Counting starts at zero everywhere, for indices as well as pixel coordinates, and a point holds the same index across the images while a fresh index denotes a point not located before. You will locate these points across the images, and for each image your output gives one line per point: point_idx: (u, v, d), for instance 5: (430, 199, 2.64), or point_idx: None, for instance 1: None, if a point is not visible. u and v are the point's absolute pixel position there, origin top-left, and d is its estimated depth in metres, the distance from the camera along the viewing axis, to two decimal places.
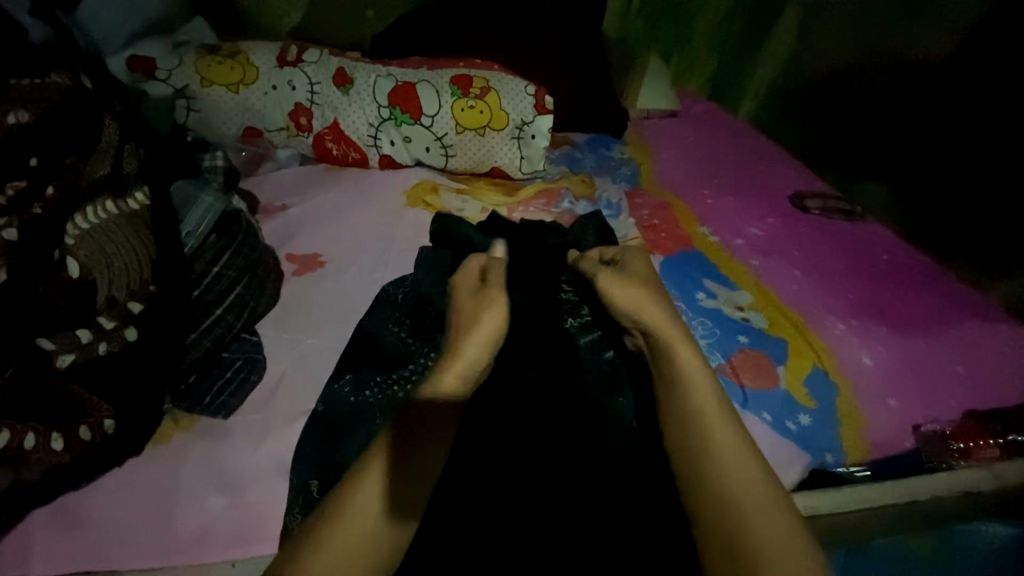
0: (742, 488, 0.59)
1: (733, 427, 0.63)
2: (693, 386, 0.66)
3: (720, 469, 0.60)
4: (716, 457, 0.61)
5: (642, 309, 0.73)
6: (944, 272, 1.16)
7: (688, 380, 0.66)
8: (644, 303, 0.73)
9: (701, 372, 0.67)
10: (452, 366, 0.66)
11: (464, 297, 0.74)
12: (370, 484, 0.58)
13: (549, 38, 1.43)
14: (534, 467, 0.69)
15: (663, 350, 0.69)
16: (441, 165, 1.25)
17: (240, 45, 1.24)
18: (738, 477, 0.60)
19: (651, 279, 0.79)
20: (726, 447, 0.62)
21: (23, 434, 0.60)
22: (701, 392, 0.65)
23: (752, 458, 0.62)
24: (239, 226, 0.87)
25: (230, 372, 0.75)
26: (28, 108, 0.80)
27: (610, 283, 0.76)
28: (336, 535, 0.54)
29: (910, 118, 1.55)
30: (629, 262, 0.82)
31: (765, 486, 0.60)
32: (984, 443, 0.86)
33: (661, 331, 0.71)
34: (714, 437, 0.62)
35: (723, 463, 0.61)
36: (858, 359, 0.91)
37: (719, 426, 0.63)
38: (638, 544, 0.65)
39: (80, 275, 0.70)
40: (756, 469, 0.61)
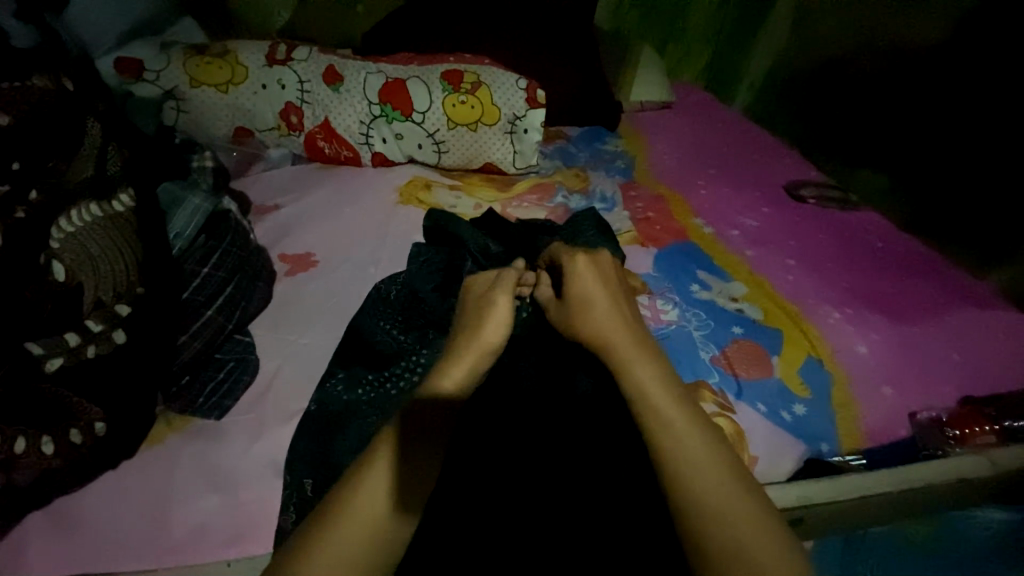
0: (721, 505, 0.54)
1: (698, 430, 0.58)
2: (655, 397, 0.60)
3: (692, 479, 0.55)
4: (689, 476, 0.55)
5: (598, 329, 0.67)
6: (939, 260, 1.16)
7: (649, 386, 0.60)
8: (591, 324, 0.67)
9: (660, 381, 0.61)
10: (453, 371, 0.64)
11: (472, 298, 0.72)
12: (377, 473, 0.57)
13: (542, 32, 1.42)
14: (528, 459, 0.70)
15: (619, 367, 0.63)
16: (434, 162, 1.24)
17: (228, 43, 1.23)
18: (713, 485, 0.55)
19: (606, 294, 0.70)
20: (695, 454, 0.57)
21: (13, 438, 0.60)
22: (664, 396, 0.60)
23: (726, 469, 0.57)
24: (228, 225, 0.86)
25: (222, 372, 0.75)
26: (7, 112, 0.80)
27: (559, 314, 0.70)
28: (337, 527, 0.54)
29: (909, 104, 1.49)
30: (575, 277, 0.72)
31: (745, 495, 0.55)
32: (979, 430, 0.85)
33: (613, 346, 0.65)
34: (686, 451, 0.57)
35: (697, 479, 0.55)
36: (853, 348, 0.91)
37: (688, 440, 0.58)
38: (636, 549, 0.64)
39: (66, 279, 0.71)
40: (728, 481, 0.56)
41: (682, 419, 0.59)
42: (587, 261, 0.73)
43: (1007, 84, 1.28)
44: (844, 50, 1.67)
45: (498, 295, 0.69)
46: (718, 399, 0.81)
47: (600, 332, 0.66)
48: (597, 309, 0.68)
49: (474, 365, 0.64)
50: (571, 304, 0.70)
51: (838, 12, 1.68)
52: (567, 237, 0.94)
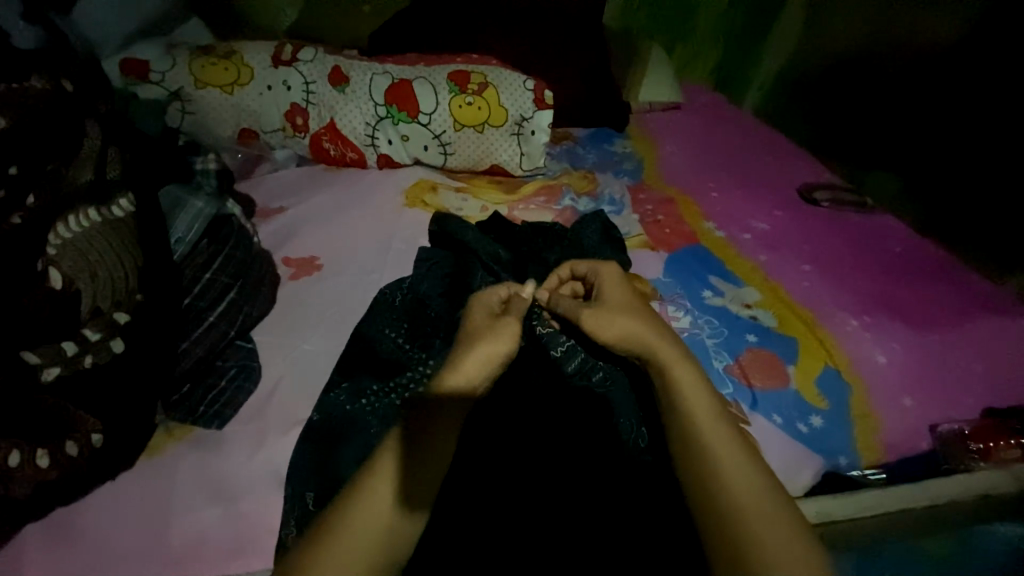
0: (746, 497, 0.57)
1: (727, 433, 0.62)
2: (691, 394, 0.65)
3: (722, 477, 0.59)
4: (718, 466, 0.59)
5: (634, 331, 0.69)
6: (958, 265, 1.13)
7: (685, 390, 0.65)
8: (632, 331, 0.69)
9: (697, 381, 0.66)
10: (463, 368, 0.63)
11: (481, 316, 0.69)
12: (376, 490, 0.56)
13: (550, 31, 1.40)
14: (535, 470, 0.69)
15: (659, 365, 0.67)
16: (440, 164, 1.23)
17: (234, 44, 1.22)
18: (741, 484, 0.58)
19: (635, 303, 0.74)
20: (725, 454, 0.60)
21: (8, 451, 0.59)
22: (697, 401, 0.64)
23: (753, 466, 0.60)
24: (229, 229, 0.85)
25: (224, 380, 0.74)
26: (4, 114, 0.77)
27: (602, 325, 0.70)
28: (334, 546, 0.52)
29: (921, 109, 1.51)
30: (605, 290, 0.75)
31: (769, 491, 0.58)
32: (1006, 444, 0.81)
33: (651, 345, 0.68)
34: (716, 445, 0.61)
35: (725, 470, 0.59)
36: (871, 357, 0.88)
37: (718, 440, 0.61)
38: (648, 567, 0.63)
39: (63, 285, 0.69)
40: (755, 475, 0.59)
41: (714, 416, 0.63)
42: (614, 275, 0.77)
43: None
44: (859, 49, 1.63)
45: (510, 317, 0.68)
46: (733, 410, 0.79)
47: (641, 335, 0.68)
48: (634, 313, 0.71)
49: (473, 374, 0.63)
50: (607, 311, 0.71)
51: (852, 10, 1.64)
52: (576, 242, 0.91)
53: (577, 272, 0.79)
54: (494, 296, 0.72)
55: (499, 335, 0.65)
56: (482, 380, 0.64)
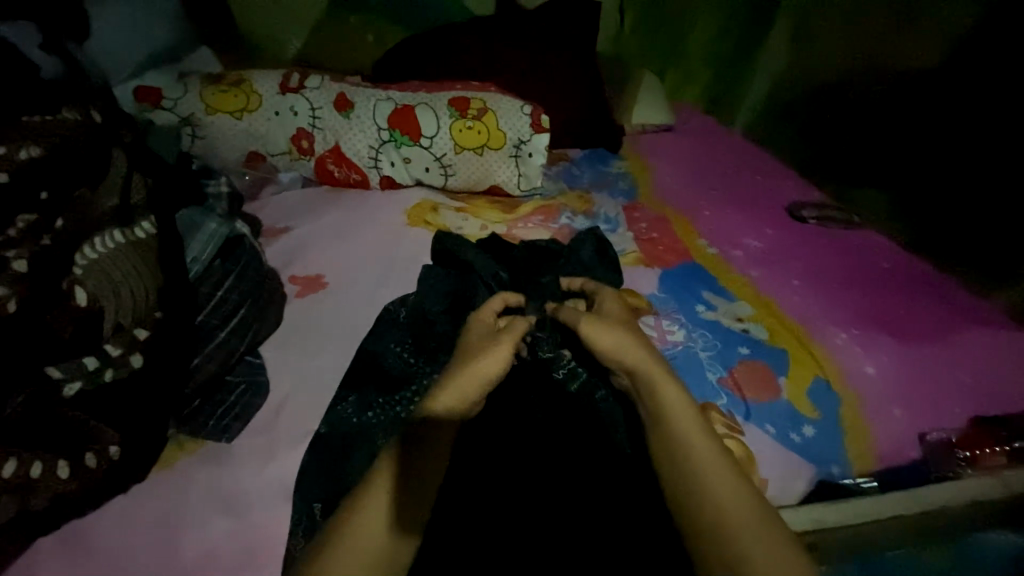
0: (734, 516, 0.58)
1: (714, 451, 0.64)
2: (677, 414, 0.66)
3: (712, 495, 0.60)
4: (704, 485, 0.61)
5: (623, 346, 0.71)
6: (942, 279, 1.17)
7: (671, 409, 0.67)
8: (622, 345, 0.72)
9: (683, 400, 0.68)
10: (443, 393, 0.66)
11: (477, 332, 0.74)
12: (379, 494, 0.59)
13: (546, 58, 1.46)
14: (534, 478, 0.71)
15: (644, 385, 0.69)
16: (441, 185, 1.27)
17: (244, 72, 1.28)
18: (730, 500, 0.59)
19: (629, 319, 0.78)
20: (712, 472, 0.62)
21: (31, 462, 0.61)
22: (683, 421, 0.66)
23: (740, 484, 0.61)
24: (242, 249, 0.88)
25: (234, 395, 0.76)
26: (40, 143, 0.84)
27: (597, 334, 0.72)
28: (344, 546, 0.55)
29: (911, 129, 1.54)
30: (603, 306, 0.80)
31: (757, 509, 0.59)
32: (988, 451, 0.84)
33: (639, 366, 0.70)
34: (702, 463, 0.62)
35: (712, 490, 0.60)
36: (860, 369, 0.91)
37: (705, 458, 0.63)
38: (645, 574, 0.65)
39: (88, 303, 0.72)
40: (743, 492, 0.60)
41: (700, 435, 0.65)
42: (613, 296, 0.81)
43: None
44: (843, 72, 1.70)
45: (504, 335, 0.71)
46: (727, 421, 0.81)
47: (629, 354, 0.71)
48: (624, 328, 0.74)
49: (463, 393, 0.66)
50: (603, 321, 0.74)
51: (835, 36, 1.72)
52: (571, 259, 0.95)
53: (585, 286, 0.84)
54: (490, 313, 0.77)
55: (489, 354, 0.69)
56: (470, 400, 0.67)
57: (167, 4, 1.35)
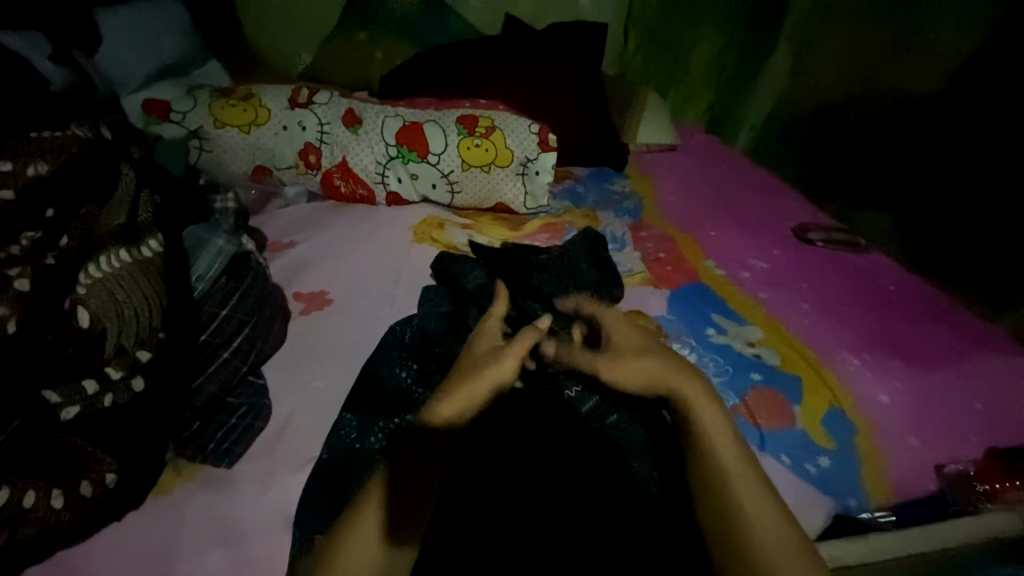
0: (767, 535, 0.58)
1: (750, 471, 0.63)
2: (713, 431, 0.66)
3: (751, 519, 0.59)
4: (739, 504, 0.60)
5: (649, 362, 0.70)
6: (951, 303, 1.16)
7: (709, 428, 0.66)
8: (652, 368, 0.69)
9: (719, 418, 0.67)
10: (444, 405, 0.66)
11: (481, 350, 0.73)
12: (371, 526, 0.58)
13: (553, 77, 1.47)
14: (544, 510, 0.68)
15: (680, 400, 0.68)
16: (448, 201, 1.27)
17: (253, 87, 1.28)
18: (767, 525, 0.59)
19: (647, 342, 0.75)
20: (749, 496, 0.61)
21: (23, 492, 0.58)
22: (722, 442, 0.65)
23: (773, 504, 0.61)
24: (247, 266, 0.87)
25: (235, 417, 0.73)
26: (48, 159, 0.84)
27: (617, 370, 0.70)
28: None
29: (912, 151, 1.53)
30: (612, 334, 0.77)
31: (789, 530, 0.60)
32: (1009, 484, 0.83)
33: (671, 382, 0.69)
34: (737, 482, 0.62)
35: (747, 509, 0.60)
36: (875, 397, 0.89)
37: (744, 480, 0.62)
38: None
39: (90, 325, 0.70)
40: (776, 513, 0.60)
41: (735, 454, 0.64)
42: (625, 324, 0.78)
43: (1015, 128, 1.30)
44: (844, 95, 1.72)
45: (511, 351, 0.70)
46: None
47: (660, 374, 0.69)
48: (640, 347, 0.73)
49: (462, 407, 0.66)
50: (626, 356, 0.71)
51: (835, 60, 1.74)
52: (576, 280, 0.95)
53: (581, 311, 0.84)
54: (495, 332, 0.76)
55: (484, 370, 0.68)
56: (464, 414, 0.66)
57: (180, 21, 1.36)
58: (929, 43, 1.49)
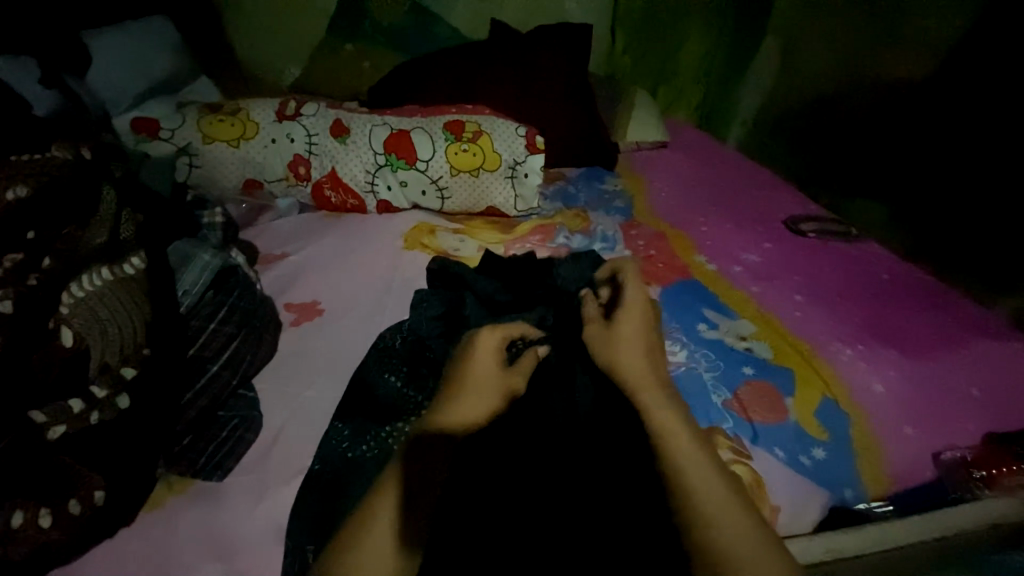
0: (738, 549, 0.57)
1: (709, 470, 0.62)
2: (679, 439, 0.63)
3: (714, 519, 0.58)
4: (710, 519, 0.58)
5: (625, 359, 0.70)
6: (946, 290, 1.15)
7: (666, 428, 0.64)
8: (628, 363, 0.70)
9: (683, 425, 0.65)
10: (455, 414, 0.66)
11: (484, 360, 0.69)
12: (385, 513, 0.59)
13: (540, 80, 1.48)
14: (539, 514, 0.66)
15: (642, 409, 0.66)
16: (438, 207, 1.27)
17: (241, 102, 1.29)
18: (728, 523, 0.58)
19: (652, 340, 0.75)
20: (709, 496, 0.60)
21: (13, 510, 0.59)
22: (680, 441, 0.63)
23: (743, 514, 0.59)
24: (235, 278, 0.87)
25: (225, 431, 0.74)
26: (27, 183, 0.89)
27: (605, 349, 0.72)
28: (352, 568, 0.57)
29: (902, 138, 1.53)
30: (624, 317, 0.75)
31: (760, 540, 0.58)
32: (1008, 470, 0.81)
33: (637, 386, 0.68)
34: (707, 495, 0.60)
35: (717, 525, 0.58)
36: (868, 387, 0.89)
37: (703, 480, 0.61)
38: None
39: (74, 343, 0.72)
40: (748, 523, 0.59)
41: (703, 463, 0.62)
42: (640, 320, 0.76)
43: (1003, 111, 1.29)
44: (833, 86, 1.72)
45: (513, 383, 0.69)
46: (734, 445, 0.79)
47: (629, 372, 0.69)
48: (637, 344, 0.73)
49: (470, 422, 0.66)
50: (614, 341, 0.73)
51: (822, 51, 1.74)
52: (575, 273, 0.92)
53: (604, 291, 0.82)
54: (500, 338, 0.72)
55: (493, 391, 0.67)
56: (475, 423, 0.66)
57: (168, 36, 1.36)
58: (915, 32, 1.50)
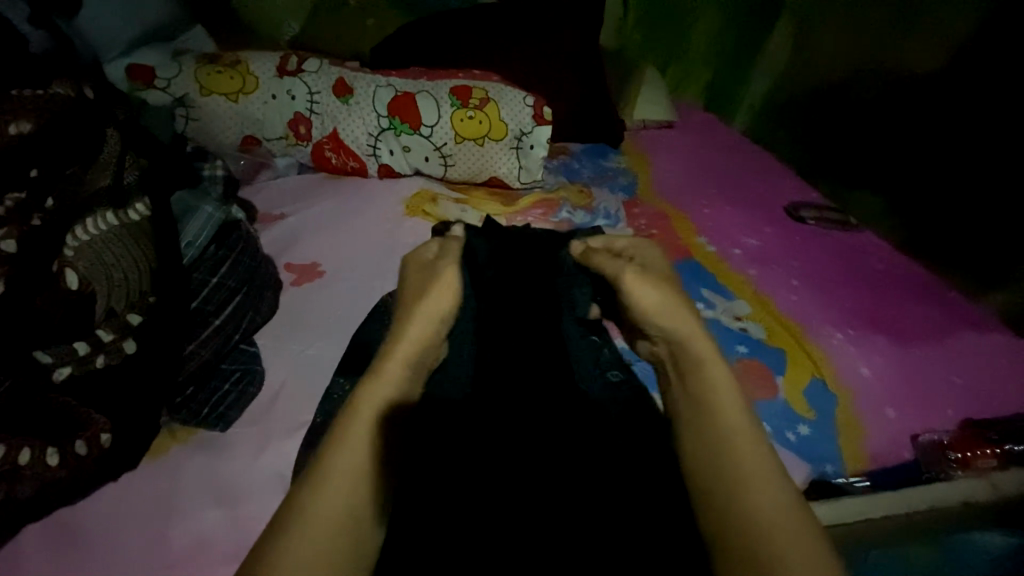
0: (784, 529, 0.54)
1: (761, 447, 0.60)
2: (720, 402, 0.63)
3: (761, 503, 0.56)
4: (753, 492, 0.56)
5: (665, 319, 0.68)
6: (938, 282, 1.17)
7: (720, 396, 0.63)
8: (673, 331, 0.68)
9: (727, 387, 0.63)
10: (386, 372, 0.63)
11: (416, 278, 0.72)
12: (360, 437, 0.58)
13: (549, 49, 1.44)
14: (529, 471, 0.71)
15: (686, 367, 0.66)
16: (441, 175, 1.25)
17: (240, 53, 1.24)
18: (777, 510, 0.55)
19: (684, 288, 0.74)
20: (760, 474, 0.58)
21: (19, 449, 0.61)
22: (732, 415, 0.62)
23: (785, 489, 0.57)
24: (237, 234, 0.87)
25: (227, 383, 0.75)
26: (31, 118, 0.84)
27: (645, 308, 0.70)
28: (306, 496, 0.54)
29: (910, 130, 1.50)
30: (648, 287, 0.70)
31: (801, 515, 0.56)
32: (981, 453, 0.85)
33: (683, 342, 0.67)
34: (751, 463, 0.58)
35: (761, 497, 0.56)
36: (856, 369, 0.92)
37: (752, 456, 0.59)
38: (637, 549, 0.66)
39: (79, 287, 0.72)
40: (792, 502, 0.56)
41: (745, 421, 0.62)
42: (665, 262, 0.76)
43: (1007, 108, 1.31)
44: (844, 72, 1.69)
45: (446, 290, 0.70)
46: None
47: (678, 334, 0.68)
48: (682, 307, 0.69)
49: (398, 372, 0.63)
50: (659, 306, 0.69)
51: (837, 35, 1.70)
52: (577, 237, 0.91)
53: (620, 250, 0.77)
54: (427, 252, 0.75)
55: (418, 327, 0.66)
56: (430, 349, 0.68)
57: None
58: (924, 26, 1.48)
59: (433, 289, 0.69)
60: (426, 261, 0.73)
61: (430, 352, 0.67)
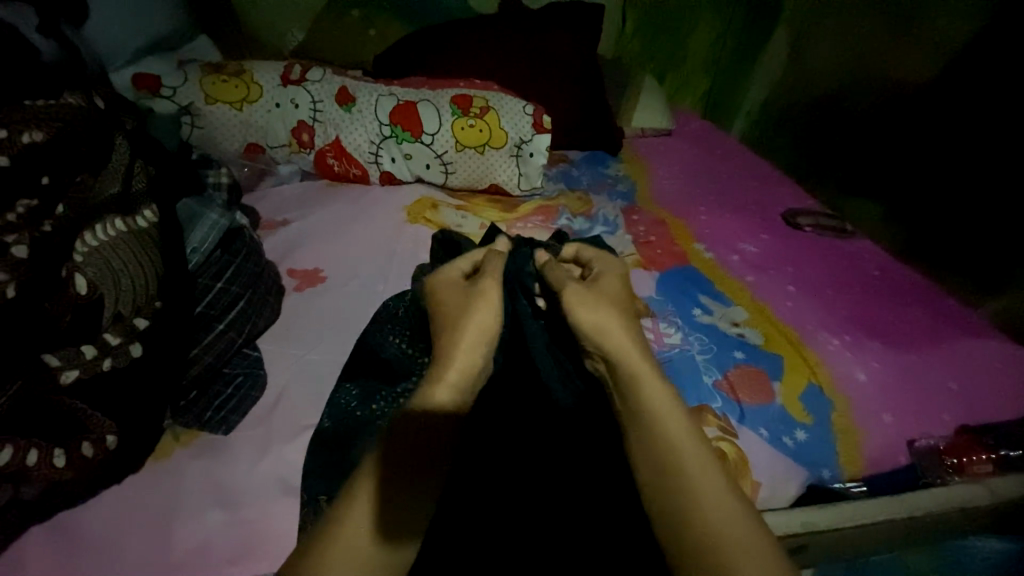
0: (728, 538, 0.56)
1: (703, 456, 0.62)
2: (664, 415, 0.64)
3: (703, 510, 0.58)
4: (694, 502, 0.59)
5: (608, 331, 0.70)
6: (935, 289, 1.18)
7: (654, 407, 0.65)
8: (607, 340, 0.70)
9: (667, 399, 0.66)
10: (445, 381, 0.64)
11: (450, 294, 0.73)
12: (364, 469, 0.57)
13: (549, 58, 1.46)
14: (531, 480, 0.70)
15: (627, 380, 0.67)
16: (441, 182, 1.27)
17: (245, 63, 1.26)
18: (721, 515, 0.57)
19: (624, 299, 0.76)
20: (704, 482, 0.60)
21: (26, 450, 0.60)
22: (672, 425, 0.63)
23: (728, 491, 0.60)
24: (241, 241, 0.90)
25: (230, 387, 0.76)
26: (43, 128, 0.84)
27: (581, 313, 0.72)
28: (332, 523, 0.54)
29: (907, 138, 1.52)
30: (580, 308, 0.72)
31: (746, 518, 0.58)
32: (976, 459, 0.86)
33: (620, 354, 0.69)
34: (693, 472, 0.60)
35: (704, 507, 0.58)
36: (853, 375, 0.93)
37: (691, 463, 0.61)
38: (631, 551, 0.67)
39: (87, 292, 0.71)
40: (735, 508, 0.58)
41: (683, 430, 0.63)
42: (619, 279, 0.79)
43: (1006, 111, 1.29)
44: (841, 80, 1.71)
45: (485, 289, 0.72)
46: (720, 422, 0.83)
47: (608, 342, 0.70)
48: (613, 318, 0.71)
49: (458, 386, 0.64)
50: (597, 296, 0.74)
51: (832, 45, 1.74)
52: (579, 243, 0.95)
53: (580, 257, 0.84)
54: (456, 270, 0.77)
55: (468, 340, 0.67)
56: (482, 359, 0.67)
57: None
58: (917, 36, 1.50)
59: (476, 301, 0.71)
60: (447, 275, 0.76)
61: (479, 374, 0.67)
